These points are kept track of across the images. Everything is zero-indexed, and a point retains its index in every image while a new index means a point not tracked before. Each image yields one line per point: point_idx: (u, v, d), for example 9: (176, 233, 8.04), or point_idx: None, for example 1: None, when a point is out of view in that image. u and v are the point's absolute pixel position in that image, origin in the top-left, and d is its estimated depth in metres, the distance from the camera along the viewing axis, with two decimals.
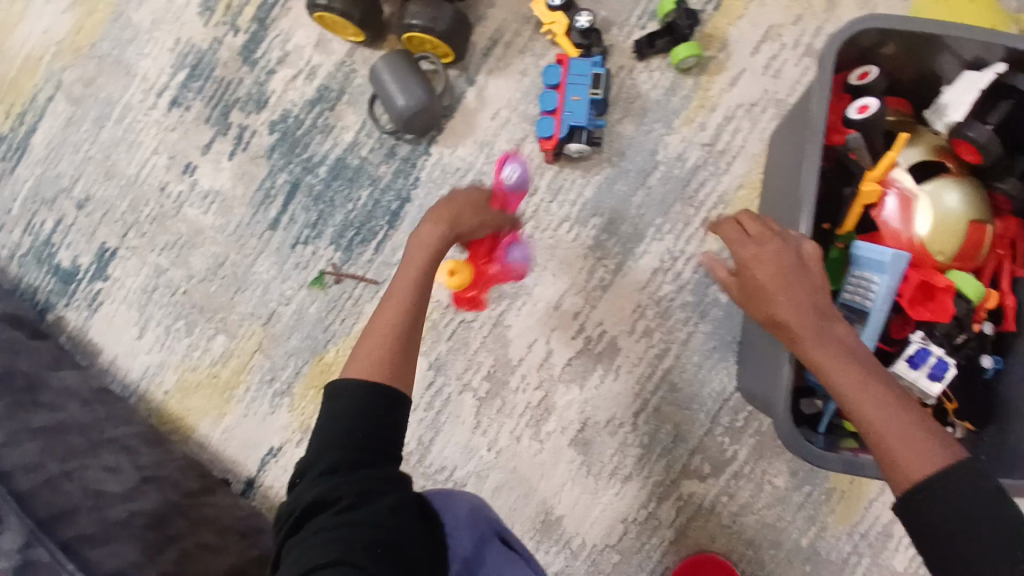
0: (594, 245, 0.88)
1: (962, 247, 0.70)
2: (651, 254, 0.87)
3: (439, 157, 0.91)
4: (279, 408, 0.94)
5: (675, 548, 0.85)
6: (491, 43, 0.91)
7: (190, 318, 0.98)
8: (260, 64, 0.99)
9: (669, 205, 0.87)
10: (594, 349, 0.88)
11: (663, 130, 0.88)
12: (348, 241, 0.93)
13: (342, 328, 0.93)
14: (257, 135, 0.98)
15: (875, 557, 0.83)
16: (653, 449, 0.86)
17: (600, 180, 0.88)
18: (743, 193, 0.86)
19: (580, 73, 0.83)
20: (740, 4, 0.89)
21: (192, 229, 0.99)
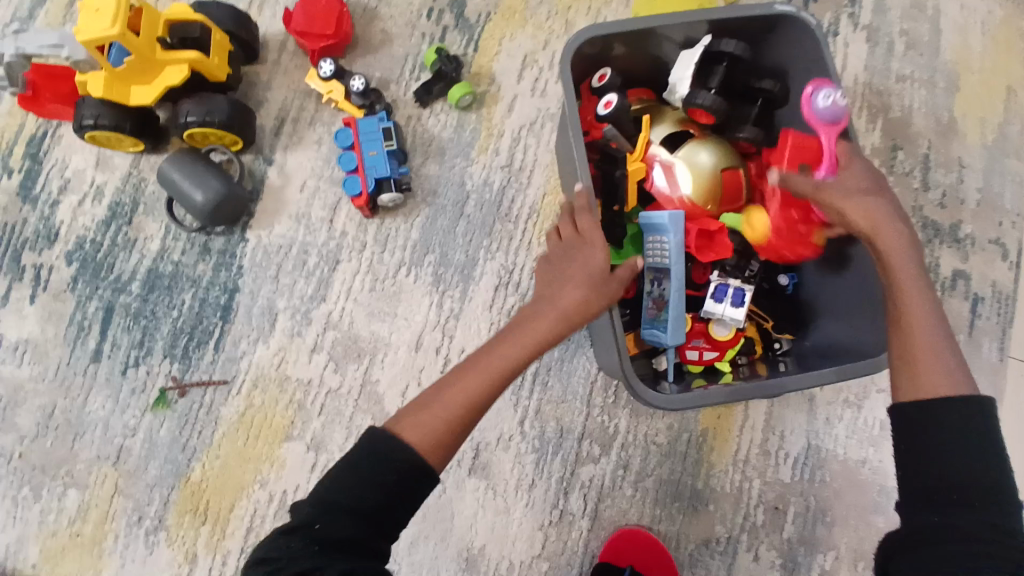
0: (435, 280, 0.92)
1: (724, 193, 0.83)
2: (488, 274, 0.92)
3: (258, 240, 0.91)
4: (156, 549, 0.85)
5: (595, 534, 0.89)
6: (279, 123, 0.94)
7: (35, 482, 0.86)
8: (42, 198, 0.92)
9: (491, 226, 0.93)
10: None
11: (464, 162, 0.95)
12: (182, 349, 0.88)
13: (201, 440, 0.87)
14: (54, 271, 0.90)
15: (763, 475, 0.90)
16: (546, 449, 0.90)
17: (422, 220, 0.93)
18: (549, 199, 0.95)
19: (370, 131, 0.87)
20: (494, 42, 0.99)
21: (10, 387, 0.88)
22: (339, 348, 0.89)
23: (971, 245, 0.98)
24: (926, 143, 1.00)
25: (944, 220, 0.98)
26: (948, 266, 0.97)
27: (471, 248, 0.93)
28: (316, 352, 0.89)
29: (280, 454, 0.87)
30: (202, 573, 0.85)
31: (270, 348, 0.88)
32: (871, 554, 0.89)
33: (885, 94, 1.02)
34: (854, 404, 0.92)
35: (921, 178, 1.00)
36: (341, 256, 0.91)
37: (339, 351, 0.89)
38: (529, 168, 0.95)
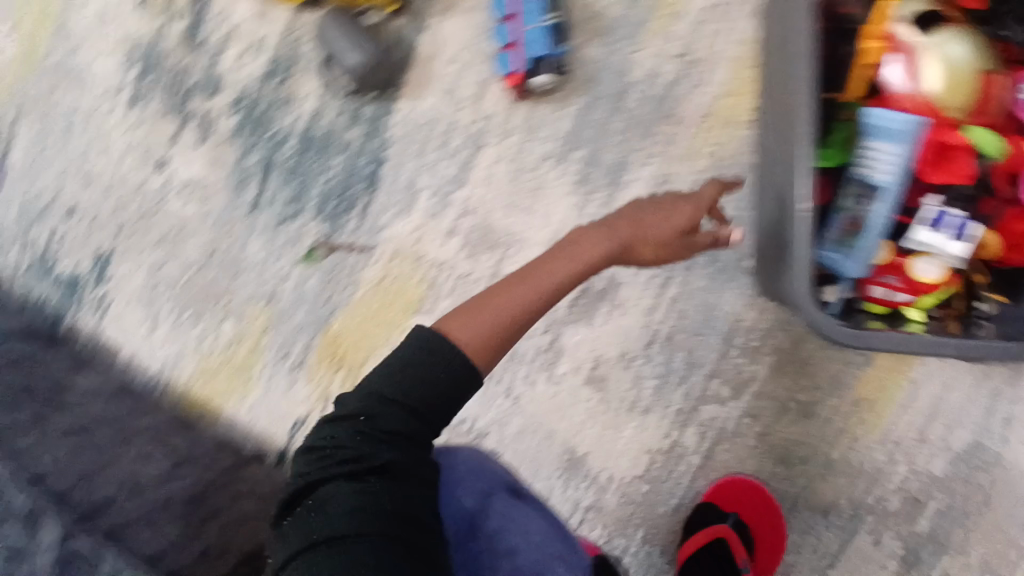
0: (579, 177, 0.82)
1: (976, 100, 0.63)
2: (644, 179, 0.80)
3: (403, 112, 0.86)
4: (297, 382, 0.94)
5: (704, 472, 0.84)
6: None
7: (196, 307, 0.94)
8: (205, 47, 0.94)
9: (650, 126, 0.80)
10: (595, 287, 0.84)
11: (629, 48, 0.80)
12: (332, 209, 0.90)
13: (343, 299, 0.91)
14: (219, 118, 0.93)
15: (912, 464, 0.81)
16: (670, 378, 0.83)
17: (575, 109, 0.81)
18: (728, 100, 0.79)
19: (530, 2, 0.77)
20: None
21: (179, 222, 0.95)
22: (476, 234, 0.86)
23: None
24: None
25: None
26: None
27: (627, 148, 0.80)
28: (452, 235, 0.87)
29: (409, 326, 0.90)
30: None
31: (409, 224, 0.88)
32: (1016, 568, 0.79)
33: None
34: None
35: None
36: (486, 139, 0.84)
37: (476, 236, 0.86)
38: (711, 60, 0.79)
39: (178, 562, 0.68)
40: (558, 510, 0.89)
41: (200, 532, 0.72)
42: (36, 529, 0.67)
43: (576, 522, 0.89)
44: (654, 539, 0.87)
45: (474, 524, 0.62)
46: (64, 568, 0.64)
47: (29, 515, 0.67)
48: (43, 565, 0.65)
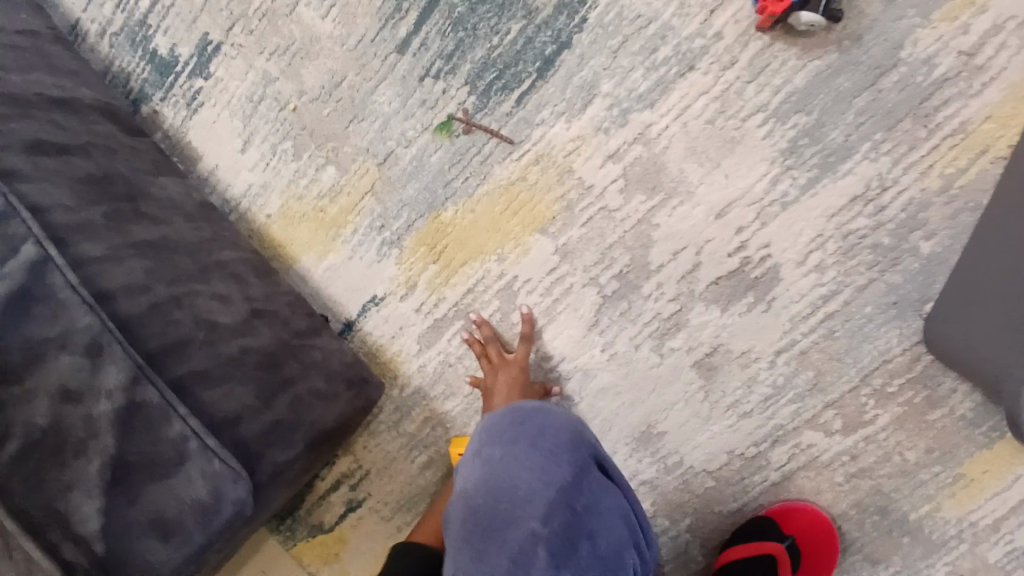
0: (787, 149, 0.70)
1: None
2: (853, 177, 0.69)
3: None
4: (386, 259, 0.87)
5: (775, 489, 0.81)
6: None
7: (298, 140, 0.85)
8: None
9: (897, 120, 0.67)
10: (750, 273, 0.75)
11: (917, 19, 0.64)
12: (487, 85, 0.77)
13: (464, 188, 0.82)
14: None
15: (973, 545, 0.76)
16: (784, 392, 0.77)
17: (818, 66, 0.67)
18: (986, 127, 0.65)
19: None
20: None
21: (308, 36, 0.82)
22: (636, 170, 0.75)
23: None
24: None
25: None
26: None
27: (856, 133, 0.68)
28: (613, 160, 0.75)
29: (527, 242, 0.81)
30: (415, 301, 0.88)
31: (569, 131, 0.76)
32: None
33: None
34: None
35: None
36: (698, 63, 0.70)
37: (635, 172, 0.75)
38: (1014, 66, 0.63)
39: (248, 430, 0.64)
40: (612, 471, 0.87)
41: (272, 399, 0.67)
42: (99, 360, 0.55)
43: None
44: (697, 530, 0.86)
45: (570, 510, 0.55)
46: (126, 419, 0.54)
47: (89, 343, 0.55)
48: (103, 414, 0.53)
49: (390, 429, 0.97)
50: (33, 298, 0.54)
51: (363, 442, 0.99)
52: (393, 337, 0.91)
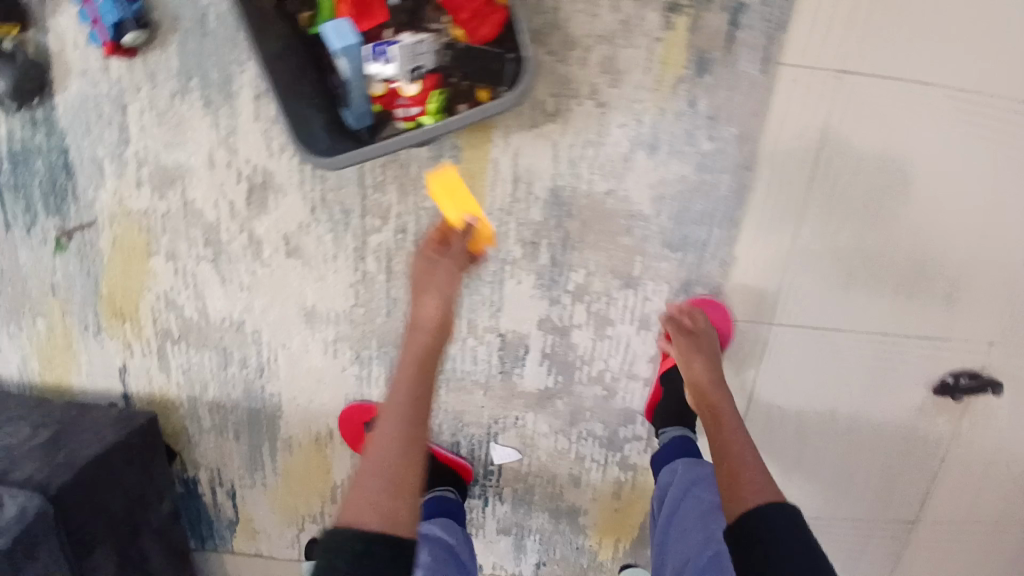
0: (206, 102, 1.08)
1: None
2: (246, 87, 1.06)
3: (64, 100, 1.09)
4: (104, 341, 1.25)
5: (392, 282, 1.15)
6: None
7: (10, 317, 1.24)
8: None
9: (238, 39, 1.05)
10: (258, 181, 1.11)
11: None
12: (54, 204, 1.15)
13: (98, 267, 1.19)
14: None
15: (516, 218, 1.11)
16: (337, 227, 1.13)
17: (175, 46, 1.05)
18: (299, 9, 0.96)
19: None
20: None
21: None
22: (156, 176, 1.12)
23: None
24: None
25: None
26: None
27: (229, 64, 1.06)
28: (141, 186, 1.13)
29: (150, 266, 1.18)
30: (138, 352, 1.25)
31: (108, 192, 1.14)
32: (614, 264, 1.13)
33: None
34: (595, 143, 1.06)
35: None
36: (126, 100, 1.08)
37: (156, 180, 1.12)
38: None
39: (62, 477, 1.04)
40: (318, 351, 1.20)
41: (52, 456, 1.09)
42: None
43: (333, 353, 1.20)
44: (385, 340, 1.18)
45: None
46: None
47: None
48: None
49: (200, 434, 1.30)
50: None
51: (199, 456, 1.32)
52: (151, 382, 1.27)
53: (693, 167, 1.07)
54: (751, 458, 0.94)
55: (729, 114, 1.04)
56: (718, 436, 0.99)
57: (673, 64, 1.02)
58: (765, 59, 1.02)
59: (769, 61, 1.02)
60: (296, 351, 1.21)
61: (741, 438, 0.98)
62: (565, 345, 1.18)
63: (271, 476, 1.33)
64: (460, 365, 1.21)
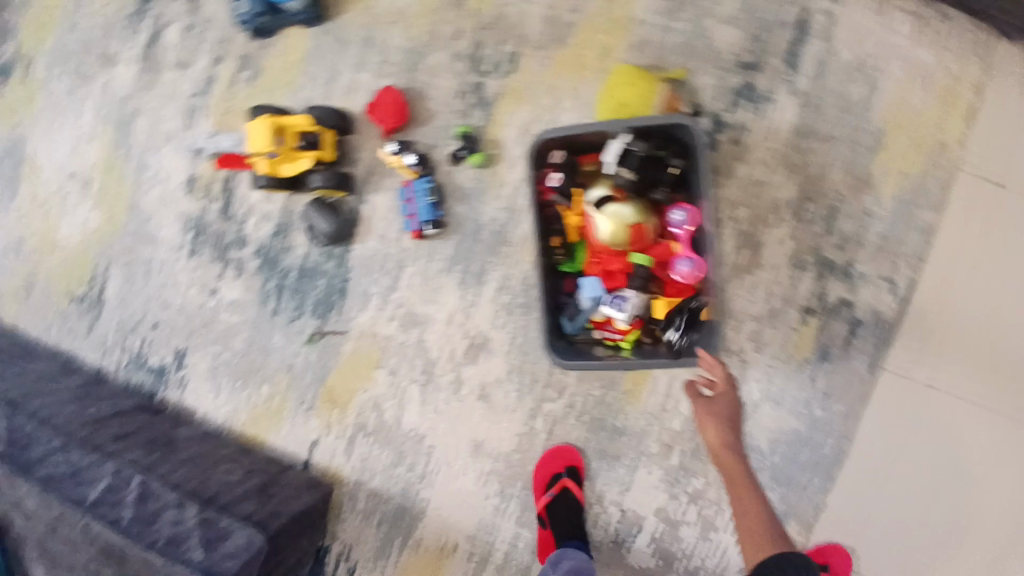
0: (461, 281, 1.45)
1: (628, 240, 1.21)
2: (494, 279, 1.43)
3: (359, 250, 1.47)
4: (310, 418, 1.55)
5: (548, 440, 1.48)
6: (368, 174, 1.44)
7: (243, 377, 1.57)
8: (236, 217, 1.51)
9: (498, 247, 1.42)
10: (478, 342, 1.46)
11: (480, 204, 1.40)
12: (320, 312, 1.52)
13: (333, 363, 1.52)
14: (247, 261, 1.53)
15: (658, 420, 1.43)
16: (525, 390, 1.47)
17: (454, 241, 1.43)
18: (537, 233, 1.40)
19: (420, 190, 1.36)
20: (504, 119, 1.35)
21: (228, 327, 1.56)
22: (405, 317, 1.47)
23: (862, 279, 1.31)
24: (822, 202, 1.29)
25: (842, 261, 1.31)
26: (836, 294, 1.33)
27: (486, 261, 1.43)
28: (391, 318, 1.48)
29: (373, 374, 1.51)
30: (334, 434, 1.55)
31: (368, 317, 1.49)
32: (725, 478, 1.42)
33: (797, 158, 1.27)
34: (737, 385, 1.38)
35: (831, 225, 1.30)
36: (406, 262, 1.46)
37: (404, 319, 1.48)
38: (524, 210, 1.39)
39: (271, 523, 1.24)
40: (473, 477, 1.52)
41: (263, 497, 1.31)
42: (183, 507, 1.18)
43: (483, 481, 1.51)
44: (528, 484, 1.50)
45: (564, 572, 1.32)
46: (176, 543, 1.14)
47: (179, 503, 1.18)
48: (191, 526, 1.16)
49: (352, 512, 1.58)
50: (147, 498, 1.19)
51: (342, 526, 1.58)
52: (332, 458, 1.56)
53: (804, 424, 1.38)
54: (764, 510, 1.14)
55: (840, 394, 1.36)
56: (744, 493, 1.18)
57: (804, 346, 1.36)
58: (871, 360, 1.34)
59: (874, 363, 1.35)
60: (455, 468, 1.52)
61: (757, 513, 1.14)
62: (671, 535, 1.45)
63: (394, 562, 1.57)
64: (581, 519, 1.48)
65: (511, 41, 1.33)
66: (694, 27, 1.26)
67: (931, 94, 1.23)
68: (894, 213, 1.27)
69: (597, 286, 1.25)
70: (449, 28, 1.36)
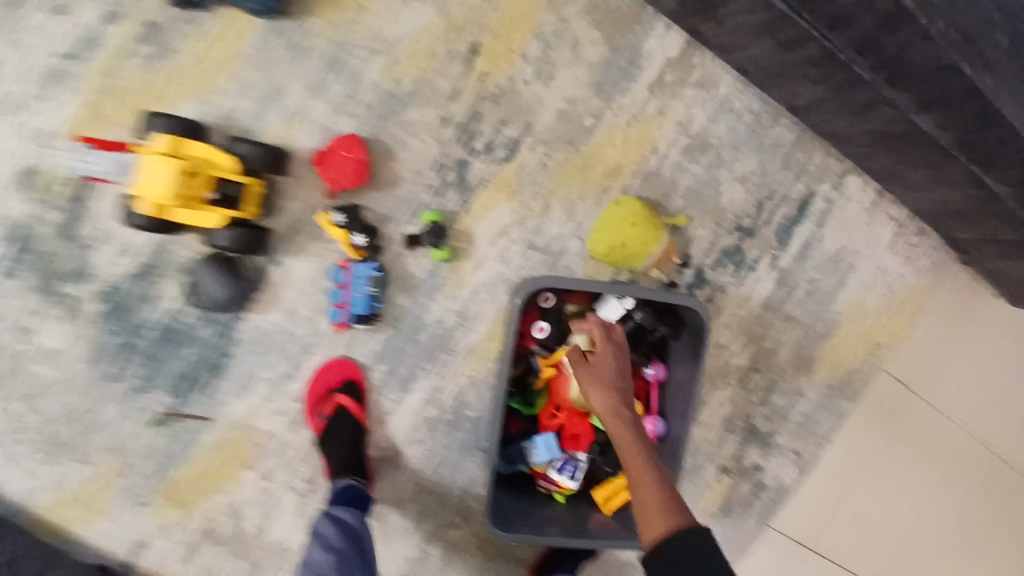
0: (380, 384, 1.19)
1: None
2: (423, 389, 1.20)
3: (251, 321, 1.14)
4: (139, 515, 1.18)
5: (444, 567, 1.30)
6: (288, 230, 1.12)
7: (48, 451, 1.14)
8: (76, 239, 1.09)
9: (435, 353, 1.19)
10: (387, 454, 1.23)
11: (428, 301, 1.17)
12: (179, 388, 1.15)
13: (183, 453, 1.17)
14: (82, 303, 1.10)
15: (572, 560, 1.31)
16: (426, 513, 1.28)
17: (385, 336, 1.17)
18: (484, 345, 1.20)
19: (360, 277, 1.09)
20: (483, 209, 1.16)
21: (36, 382, 1.12)
22: (298, 414, 1.18)
23: (778, 450, 1.35)
24: (766, 375, 1.31)
25: (766, 429, 1.33)
26: (751, 459, 1.34)
27: (416, 367, 1.19)
28: (279, 413, 1.18)
29: (241, 474, 1.19)
30: (173, 536, 1.20)
31: (246, 404, 1.17)
32: None
33: (754, 328, 1.28)
34: None
35: (766, 399, 1.32)
36: (315, 349, 1.16)
37: (297, 416, 1.18)
38: (479, 318, 1.19)
39: None
40: None
41: None
42: None
43: None
44: None
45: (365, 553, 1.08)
46: None
47: None
48: None
49: None
50: None
51: None
52: (169, 564, 1.20)
53: None
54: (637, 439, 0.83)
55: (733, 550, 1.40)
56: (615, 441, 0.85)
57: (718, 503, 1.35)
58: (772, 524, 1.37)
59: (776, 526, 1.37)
60: None
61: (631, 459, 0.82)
62: None
63: None
64: None
65: (516, 127, 1.15)
66: (701, 179, 1.21)
67: (881, 303, 1.32)
68: (820, 399, 1.34)
69: (553, 445, 1.05)
70: (447, 84, 1.13)
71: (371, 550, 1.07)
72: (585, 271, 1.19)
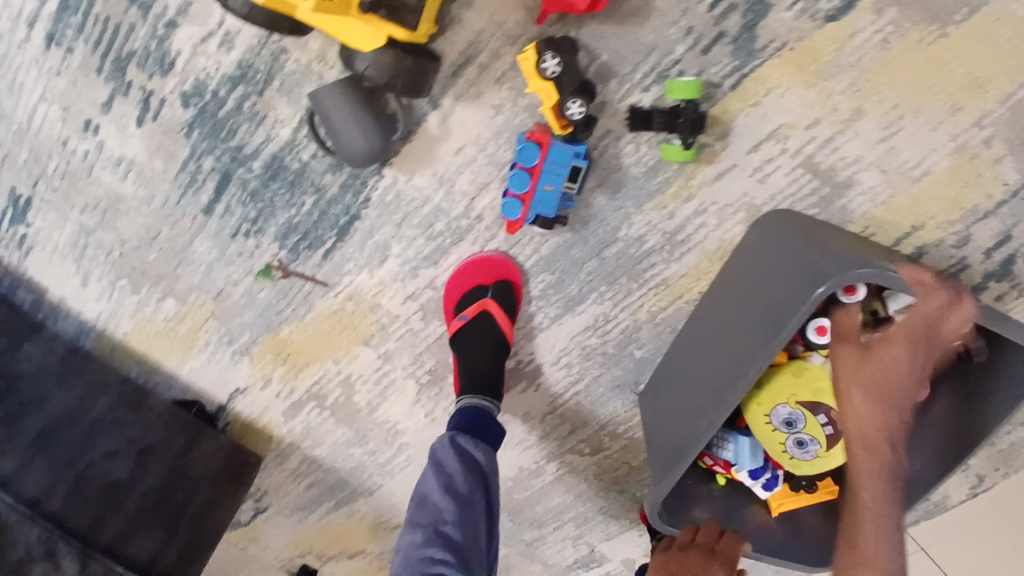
0: (538, 294, 0.93)
1: None
2: (587, 314, 0.93)
3: (393, 181, 0.84)
4: (239, 363, 1.07)
5: (554, 484, 1.16)
6: (462, 61, 0.76)
7: (132, 277, 1.01)
8: (154, 10, 0.82)
9: (616, 277, 0.89)
10: (523, 369, 1.02)
11: (631, 209, 0.83)
12: (293, 243, 0.92)
13: (294, 314, 0.99)
14: (167, 106, 0.87)
15: None
16: (550, 434, 1.09)
17: (558, 242, 0.87)
18: (685, 279, 0.89)
19: (558, 163, 0.74)
20: (759, 89, 0.75)
21: (112, 195, 0.95)
22: (431, 305, 0.95)
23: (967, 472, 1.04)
24: None
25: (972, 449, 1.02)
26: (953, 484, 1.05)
27: (587, 286, 0.91)
28: (411, 299, 0.94)
29: (356, 349, 1.01)
30: (273, 389, 1.09)
31: (371, 278, 0.93)
32: None
33: None
34: None
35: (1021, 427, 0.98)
36: (467, 236, 0.87)
37: (431, 307, 0.95)
38: (692, 245, 0.85)
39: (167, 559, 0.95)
40: None
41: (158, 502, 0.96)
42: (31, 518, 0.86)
43: None
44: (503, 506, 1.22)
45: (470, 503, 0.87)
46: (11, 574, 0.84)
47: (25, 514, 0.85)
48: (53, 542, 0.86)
49: (275, 467, 1.20)
50: None
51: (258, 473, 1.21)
52: (262, 411, 1.13)
53: None
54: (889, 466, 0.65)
55: None
56: None
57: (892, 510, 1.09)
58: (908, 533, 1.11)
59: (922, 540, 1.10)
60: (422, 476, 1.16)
61: None
62: None
63: (309, 525, 1.27)
64: (545, 552, 1.27)
65: None
66: None
67: None
68: None
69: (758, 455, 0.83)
70: None
71: (492, 481, 0.89)
72: (863, 218, 0.81)
